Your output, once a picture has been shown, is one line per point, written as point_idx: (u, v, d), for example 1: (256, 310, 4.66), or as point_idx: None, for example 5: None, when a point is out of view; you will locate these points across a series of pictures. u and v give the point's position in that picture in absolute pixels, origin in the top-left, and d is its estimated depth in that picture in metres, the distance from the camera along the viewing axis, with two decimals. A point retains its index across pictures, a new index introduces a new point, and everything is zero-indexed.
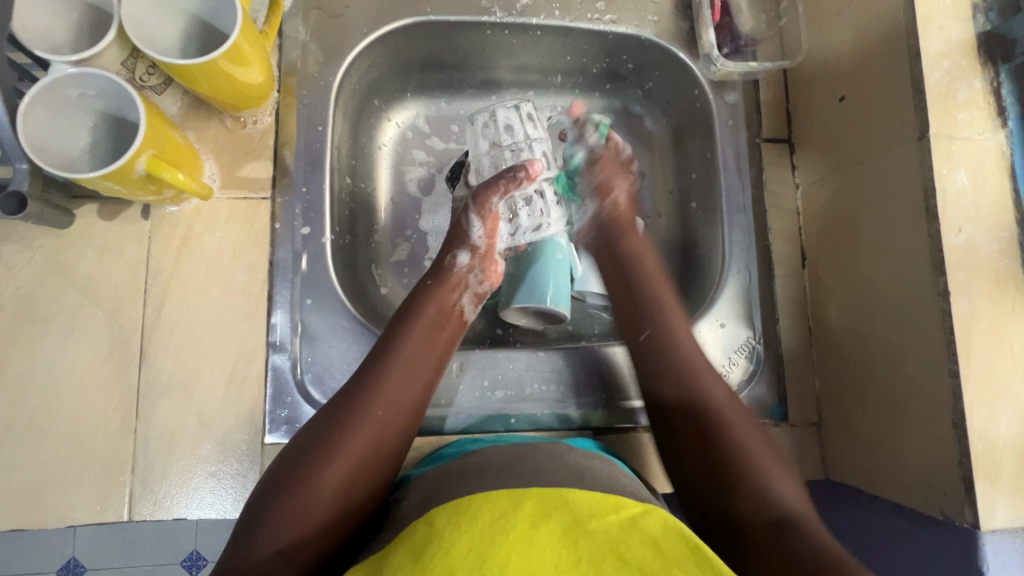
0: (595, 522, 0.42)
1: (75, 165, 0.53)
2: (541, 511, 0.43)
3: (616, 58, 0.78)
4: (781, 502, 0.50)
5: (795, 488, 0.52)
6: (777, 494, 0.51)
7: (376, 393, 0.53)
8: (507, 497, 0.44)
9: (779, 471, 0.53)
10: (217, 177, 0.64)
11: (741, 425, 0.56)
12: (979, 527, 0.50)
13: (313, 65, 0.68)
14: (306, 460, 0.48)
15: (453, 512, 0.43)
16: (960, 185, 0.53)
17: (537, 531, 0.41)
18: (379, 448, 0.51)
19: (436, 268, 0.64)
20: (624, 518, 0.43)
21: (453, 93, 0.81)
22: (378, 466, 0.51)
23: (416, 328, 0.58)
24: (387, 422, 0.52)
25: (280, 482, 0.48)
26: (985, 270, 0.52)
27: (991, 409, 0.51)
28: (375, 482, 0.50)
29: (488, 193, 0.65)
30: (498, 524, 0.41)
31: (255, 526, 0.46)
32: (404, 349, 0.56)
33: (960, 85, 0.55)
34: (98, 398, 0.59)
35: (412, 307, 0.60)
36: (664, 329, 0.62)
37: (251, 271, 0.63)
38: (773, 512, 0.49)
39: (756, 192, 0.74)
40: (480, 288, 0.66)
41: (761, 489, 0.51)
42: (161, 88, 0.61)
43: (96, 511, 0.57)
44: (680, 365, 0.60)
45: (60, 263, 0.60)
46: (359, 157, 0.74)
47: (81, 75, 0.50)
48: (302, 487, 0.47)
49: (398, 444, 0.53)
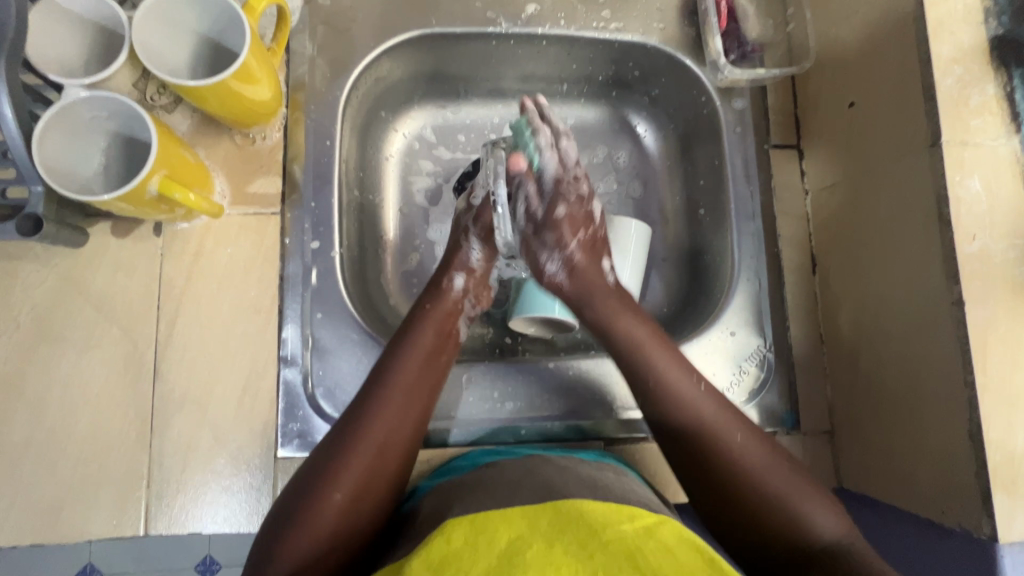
0: (609, 532, 0.43)
1: (89, 186, 0.54)
2: (557, 530, 0.43)
3: (621, 65, 0.78)
4: (818, 534, 0.49)
5: (833, 514, 0.51)
6: (818, 528, 0.50)
7: (377, 418, 0.52)
8: (524, 518, 0.44)
9: (811, 497, 0.51)
10: (227, 193, 0.65)
11: (759, 460, 0.53)
12: (996, 539, 0.49)
13: (321, 80, 0.68)
14: (310, 487, 0.49)
15: (469, 531, 0.43)
16: (973, 192, 0.53)
17: (554, 553, 0.41)
18: (379, 471, 0.51)
19: (430, 291, 0.64)
20: (639, 527, 0.44)
21: (459, 103, 0.81)
22: (380, 488, 0.51)
23: (416, 352, 0.57)
24: (386, 448, 0.52)
25: (289, 505, 0.49)
26: (1000, 278, 0.51)
27: (1008, 418, 0.50)
28: (378, 502, 0.51)
29: (487, 212, 0.66)
30: (514, 550, 0.41)
31: (266, 549, 0.47)
32: (404, 373, 0.56)
33: (973, 91, 0.54)
34: (113, 414, 0.59)
35: (413, 329, 0.59)
36: (646, 358, 0.59)
37: (262, 286, 0.64)
38: (813, 549, 0.49)
39: (765, 199, 0.73)
40: (472, 312, 0.66)
41: (798, 528, 0.50)
42: (172, 106, 0.63)
43: (113, 526, 0.58)
44: (693, 424, 0.55)
45: (75, 281, 0.61)
46: (366, 169, 0.75)
47: (93, 97, 0.51)
48: (309, 511, 0.48)
49: (400, 468, 0.53)
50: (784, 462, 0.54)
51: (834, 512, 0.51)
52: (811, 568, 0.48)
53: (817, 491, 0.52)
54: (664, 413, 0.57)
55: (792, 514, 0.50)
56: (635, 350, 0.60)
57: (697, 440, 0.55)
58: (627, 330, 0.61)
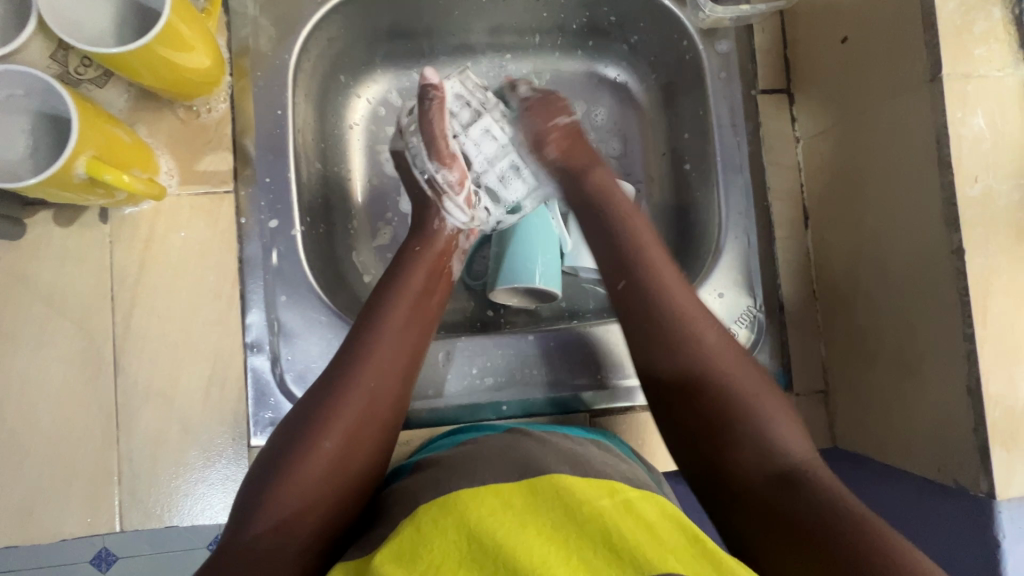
0: (587, 508, 0.41)
1: (15, 172, 0.49)
2: (530, 510, 0.41)
3: (596, 11, 0.72)
4: (783, 453, 0.46)
5: (796, 432, 0.47)
6: (781, 450, 0.46)
7: (369, 359, 0.50)
8: (499, 496, 0.42)
9: (783, 419, 0.48)
10: (174, 173, 0.60)
11: (733, 367, 0.50)
12: (994, 497, 0.47)
13: (266, 42, 0.63)
14: (299, 434, 0.46)
15: (439, 515, 0.41)
16: (976, 130, 0.48)
17: (524, 531, 0.39)
18: (375, 412, 0.49)
19: (419, 231, 0.62)
20: (619, 503, 0.42)
21: (424, 62, 0.75)
22: (373, 433, 0.48)
23: (406, 293, 0.55)
24: (379, 389, 0.50)
25: (272, 456, 0.46)
26: (1003, 221, 0.48)
27: (1008, 370, 0.47)
28: (374, 448, 0.48)
29: (439, 144, 0.63)
30: (485, 526, 0.39)
31: (250, 505, 0.44)
32: (396, 313, 0.54)
33: (977, 16, 0.49)
34: (76, 411, 0.57)
35: (400, 271, 0.57)
36: (648, 267, 0.55)
37: (221, 271, 0.60)
38: (773, 466, 0.45)
39: (753, 149, 0.69)
40: (466, 244, 0.65)
41: (763, 442, 0.46)
42: (102, 81, 0.58)
43: (88, 524, 0.56)
44: (683, 358, 0.50)
45: (20, 276, 0.57)
46: (327, 139, 0.70)
47: (2, 73, 0.46)
48: (298, 461, 0.45)
49: (394, 413, 0.50)
50: (759, 373, 0.50)
51: (800, 436, 0.47)
52: (760, 498, 0.43)
53: (793, 417, 0.48)
54: (666, 337, 0.51)
55: (760, 432, 0.46)
56: (615, 227, 0.58)
57: (691, 370, 0.49)
58: (616, 226, 0.58)
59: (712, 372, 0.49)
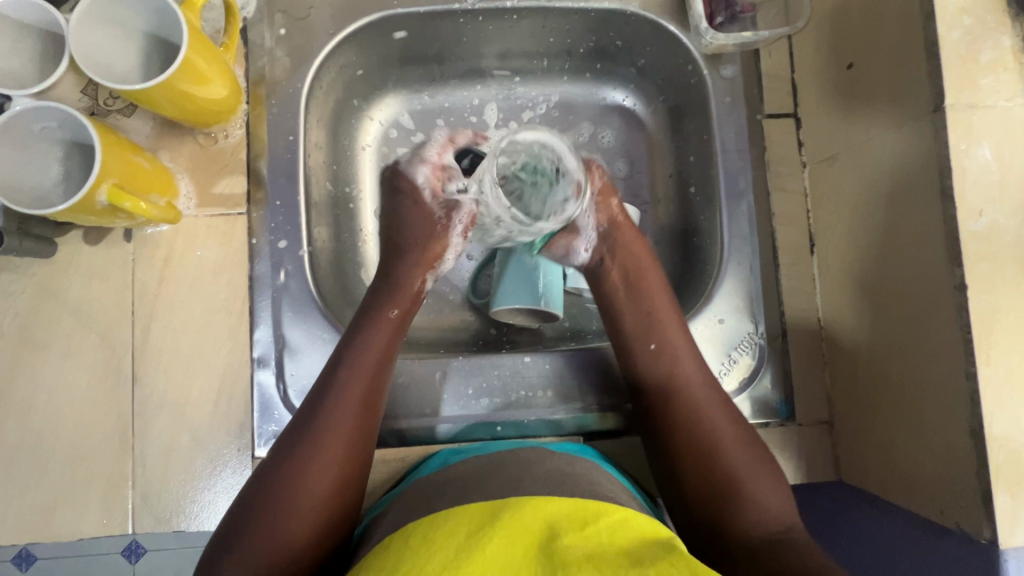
0: (569, 536, 0.41)
1: (47, 198, 0.53)
2: (516, 522, 0.42)
3: (602, 35, 0.73)
4: (773, 518, 0.52)
5: (782, 495, 0.54)
6: (770, 513, 0.52)
7: (334, 420, 0.52)
8: (487, 510, 0.43)
9: (772, 484, 0.54)
10: (193, 195, 0.64)
11: (734, 439, 0.56)
12: (997, 545, 0.45)
13: (281, 72, 0.66)
14: (268, 495, 0.48)
15: (428, 528, 0.43)
16: (981, 162, 0.47)
17: (510, 544, 0.40)
18: (341, 469, 0.50)
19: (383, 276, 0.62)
20: (603, 529, 0.42)
21: (436, 86, 0.77)
22: (340, 492, 0.50)
23: (370, 348, 0.56)
24: (344, 448, 0.51)
25: (247, 522, 0.47)
26: (1010, 258, 0.46)
27: (1014, 410, 0.45)
28: (338, 508, 0.50)
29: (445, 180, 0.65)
30: (472, 539, 0.41)
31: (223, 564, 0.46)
32: (358, 369, 0.55)
33: (984, 45, 0.48)
34: (97, 417, 0.61)
35: (364, 327, 0.58)
36: (657, 316, 0.61)
37: (232, 288, 0.63)
38: (769, 529, 0.51)
39: (757, 174, 0.68)
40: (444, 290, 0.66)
41: (756, 509, 0.52)
42: (129, 110, 0.62)
43: (102, 525, 0.60)
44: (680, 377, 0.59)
45: (52, 290, 0.62)
46: (340, 162, 0.73)
47: (38, 109, 0.50)
48: (267, 523, 0.47)
49: (359, 467, 0.52)
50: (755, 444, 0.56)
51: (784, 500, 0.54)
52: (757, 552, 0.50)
53: (779, 482, 0.55)
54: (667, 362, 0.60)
55: (754, 500, 0.53)
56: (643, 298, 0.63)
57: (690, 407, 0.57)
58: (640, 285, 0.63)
59: (716, 443, 0.55)
